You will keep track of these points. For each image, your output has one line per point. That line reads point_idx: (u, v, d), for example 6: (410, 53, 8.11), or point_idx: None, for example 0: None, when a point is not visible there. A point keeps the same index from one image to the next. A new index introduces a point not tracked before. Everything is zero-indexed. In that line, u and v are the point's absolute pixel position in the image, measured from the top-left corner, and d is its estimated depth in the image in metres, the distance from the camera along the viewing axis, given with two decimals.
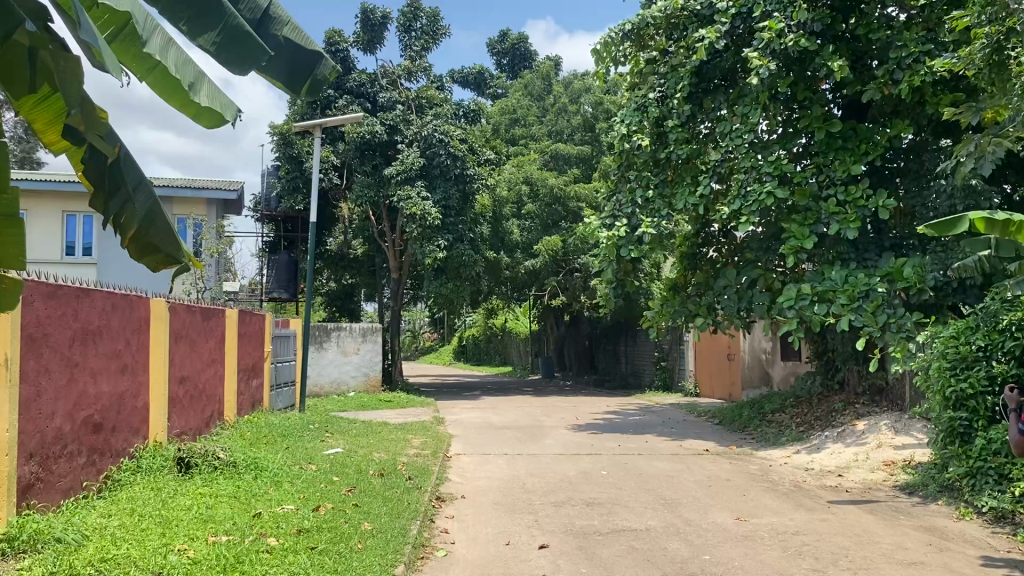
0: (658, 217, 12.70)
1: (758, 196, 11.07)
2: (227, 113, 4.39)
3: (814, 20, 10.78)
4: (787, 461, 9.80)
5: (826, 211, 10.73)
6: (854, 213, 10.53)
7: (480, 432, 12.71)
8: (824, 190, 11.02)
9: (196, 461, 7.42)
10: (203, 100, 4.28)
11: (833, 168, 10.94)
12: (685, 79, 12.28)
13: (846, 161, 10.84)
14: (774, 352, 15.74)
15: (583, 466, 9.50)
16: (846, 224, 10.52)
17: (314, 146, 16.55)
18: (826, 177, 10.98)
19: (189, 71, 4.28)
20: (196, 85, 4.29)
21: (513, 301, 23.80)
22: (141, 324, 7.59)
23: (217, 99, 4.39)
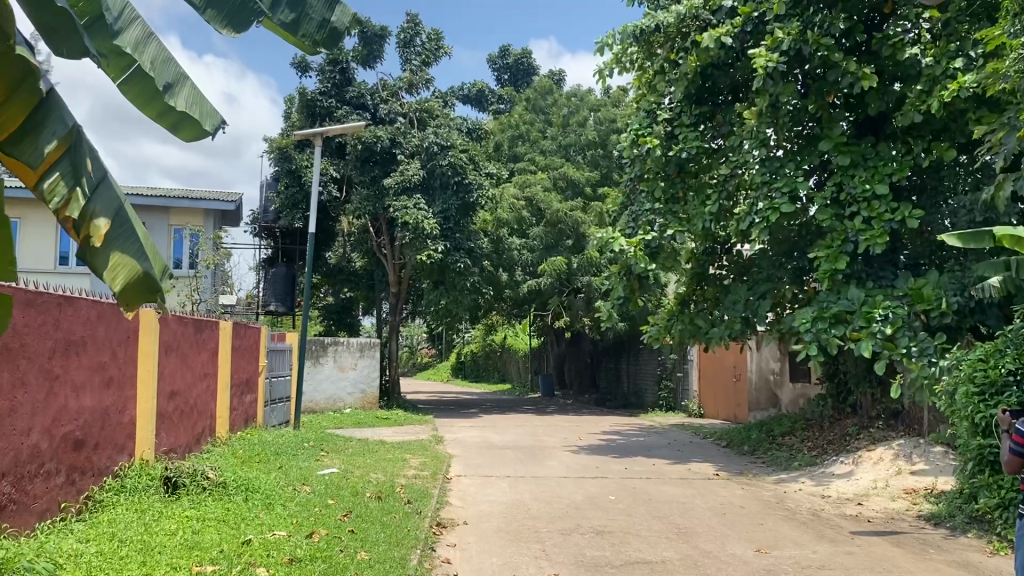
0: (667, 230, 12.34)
1: (767, 211, 10.81)
2: (205, 122, 4.16)
3: (833, 23, 10.47)
4: (802, 488, 9.40)
5: (853, 229, 10.30)
6: (881, 228, 10.09)
7: (481, 452, 12.33)
8: (847, 208, 10.56)
9: (184, 481, 7.02)
10: (179, 104, 4.07)
11: (852, 185, 10.49)
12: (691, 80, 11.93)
13: (869, 178, 10.40)
14: (782, 373, 15.19)
15: (589, 491, 9.12)
16: (873, 240, 10.07)
17: (314, 163, 16.25)
18: (848, 195, 10.52)
19: (169, 71, 4.09)
20: (173, 87, 4.08)
21: (513, 317, 23.45)
22: (129, 336, 7.19)
23: (196, 105, 4.16)
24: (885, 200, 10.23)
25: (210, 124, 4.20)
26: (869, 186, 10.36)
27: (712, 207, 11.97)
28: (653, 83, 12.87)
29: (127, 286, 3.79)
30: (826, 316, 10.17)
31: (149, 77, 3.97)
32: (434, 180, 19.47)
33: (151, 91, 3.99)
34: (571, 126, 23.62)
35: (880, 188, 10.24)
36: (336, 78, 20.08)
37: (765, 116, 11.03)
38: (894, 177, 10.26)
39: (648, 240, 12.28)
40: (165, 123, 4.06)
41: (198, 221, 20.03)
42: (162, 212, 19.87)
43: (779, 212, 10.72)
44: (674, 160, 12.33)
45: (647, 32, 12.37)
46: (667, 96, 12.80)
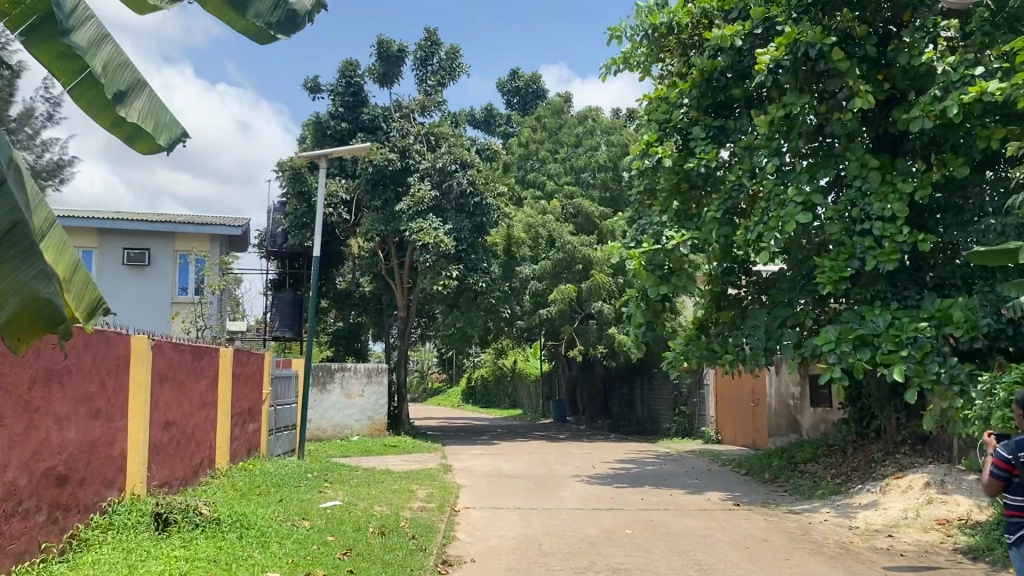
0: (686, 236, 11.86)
1: (780, 226, 10.44)
2: (160, 135, 3.92)
3: (843, 23, 10.27)
4: (827, 519, 8.94)
5: (863, 246, 9.95)
6: (892, 248, 9.69)
7: (490, 481, 11.92)
8: (859, 224, 10.19)
9: (175, 518, 6.60)
10: (132, 115, 3.82)
11: (868, 204, 10.08)
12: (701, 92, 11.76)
13: (887, 196, 9.95)
14: (802, 398, 14.70)
15: (603, 523, 8.72)
16: (882, 258, 9.74)
17: (320, 185, 15.93)
18: (861, 211, 10.12)
19: (123, 77, 3.82)
20: (126, 94, 3.82)
21: (523, 341, 23.05)
22: (119, 363, 6.88)
23: (151, 117, 3.91)
24: (900, 221, 9.78)
25: (167, 136, 3.95)
26: (886, 204, 9.90)
27: (715, 211, 11.58)
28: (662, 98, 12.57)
29: (17, 317, 3.11)
30: (850, 336, 9.74)
31: (100, 87, 3.71)
32: (447, 202, 19.17)
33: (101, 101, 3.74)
34: (583, 147, 23.45)
35: (896, 208, 9.78)
36: (349, 99, 20.30)
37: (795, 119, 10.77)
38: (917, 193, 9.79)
39: (650, 253, 11.93)
40: (118, 134, 3.83)
41: (205, 247, 19.71)
42: (167, 238, 19.64)
43: (792, 226, 10.35)
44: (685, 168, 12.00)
45: (659, 30, 12.50)
46: (678, 105, 12.33)
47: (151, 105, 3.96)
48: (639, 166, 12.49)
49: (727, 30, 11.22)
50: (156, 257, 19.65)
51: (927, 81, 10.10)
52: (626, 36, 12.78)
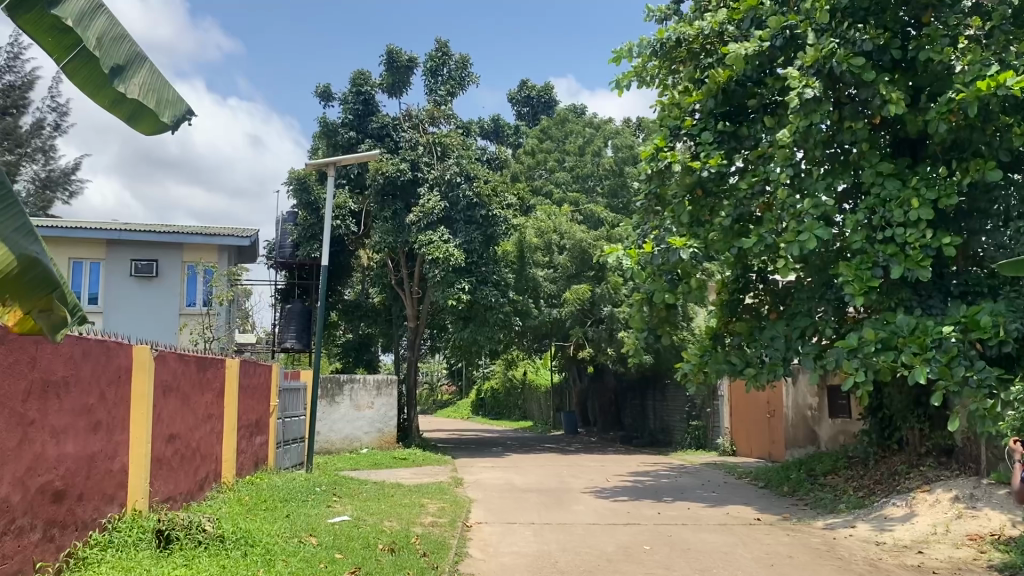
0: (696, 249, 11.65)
1: (794, 239, 10.12)
2: (163, 112, 3.89)
3: (867, 39, 9.90)
4: (852, 534, 8.63)
5: (885, 254, 9.63)
6: (919, 253, 9.43)
7: (502, 495, 11.65)
8: (881, 231, 9.85)
9: (178, 535, 6.38)
10: (132, 90, 3.77)
11: (888, 212, 9.75)
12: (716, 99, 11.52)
13: (908, 203, 9.62)
14: (820, 409, 14.37)
15: (620, 539, 8.42)
16: (908, 265, 9.45)
17: (329, 190, 15.66)
18: (883, 219, 9.76)
19: (120, 51, 3.79)
20: (125, 69, 3.78)
21: (534, 351, 22.78)
22: (120, 375, 6.67)
23: (153, 92, 3.87)
24: (925, 225, 9.48)
25: (170, 113, 3.93)
26: (909, 211, 9.58)
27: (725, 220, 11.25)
28: (675, 103, 12.34)
29: None
30: (873, 341, 9.48)
31: (96, 60, 3.67)
32: (457, 212, 18.94)
33: (100, 77, 3.70)
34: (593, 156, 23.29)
35: (922, 213, 9.47)
36: (358, 108, 20.04)
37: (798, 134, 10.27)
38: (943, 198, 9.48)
39: (651, 256, 11.82)
40: (120, 112, 3.78)
41: (212, 257, 19.50)
42: (175, 249, 19.48)
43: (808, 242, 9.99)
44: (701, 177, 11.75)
45: (667, 44, 12.32)
46: (691, 111, 12.18)
47: (152, 82, 3.92)
48: (648, 173, 12.41)
49: (746, 49, 10.93)
50: (165, 268, 19.48)
51: (945, 82, 9.82)
52: (635, 54, 12.59)
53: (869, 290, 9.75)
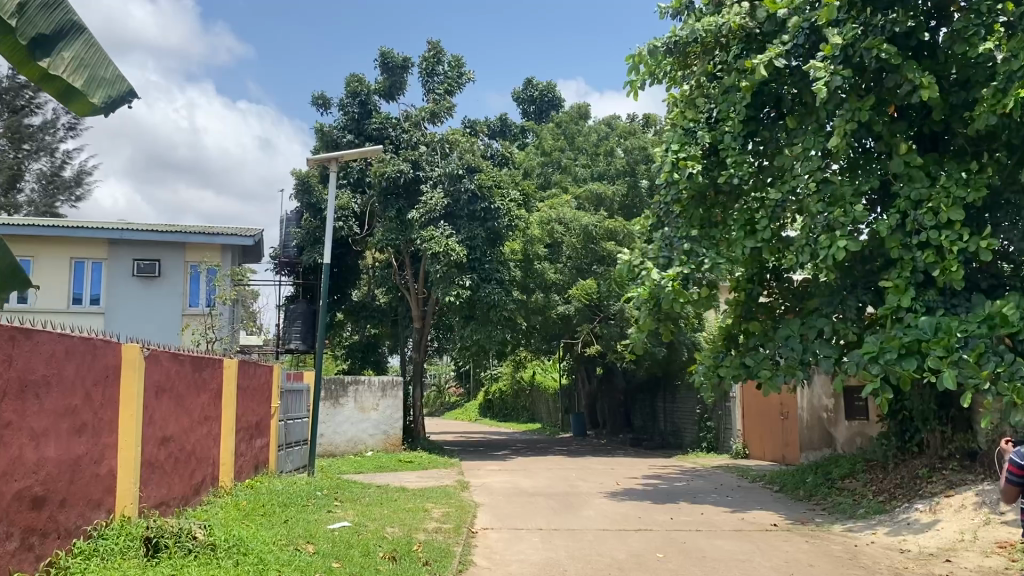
0: (708, 265, 11.45)
1: (832, 251, 9.74)
2: (95, 93, 3.40)
3: (896, 22, 9.57)
4: (874, 541, 8.26)
5: (924, 261, 9.27)
6: (954, 260, 9.02)
7: (509, 499, 11.31)
8: (914, 237, 9.48)
9: (167, 543, 6.05)
10: (59, 65, 3.33)
11: (921, 217, 9.35)
12: (744, 104, 11.02)
13: (938, 205, 9.25)
14: (837, 410, 13.97)
15: (631, 546, 8.07)
16: (945, 275, 9.06)
17: (330, 184, 15.16)
18: (914, 223, 9.41)
19: (48, 19, 3.36)
20: (51, 40, 3.35)
21: (542, 353, 22.41)
22: (108, 374, 6.36)
23: (82, 70, 3.40)
24: (959, 225, 9.10)
25: (105, 95, 3.43)
26: (940, 213, 9.21)
27: (763, 233, 10.91)
28: (692, 99, 12.00)
29: None
30: (896, 346, 9.12)
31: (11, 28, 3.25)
32: (460, 209, 18.63)
33: (21, 49, 3.31)
34: (601, 155, 22.96)
35: (953, 215, 9.07)
36: (356, 112, 19.92)
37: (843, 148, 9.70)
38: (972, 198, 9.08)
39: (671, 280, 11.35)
40: (50, 90, 3.34)
41: (216, 257, 19.20)
42: (178, 248, 19.20)
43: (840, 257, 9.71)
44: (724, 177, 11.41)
45: (681, 43, 11.82)
46: (709, 112, 11.87)
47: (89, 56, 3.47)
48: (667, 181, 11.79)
49: (770, 52, 10.39)
50: (167, 268, 19.19)
51: (978, 74, 9.39)
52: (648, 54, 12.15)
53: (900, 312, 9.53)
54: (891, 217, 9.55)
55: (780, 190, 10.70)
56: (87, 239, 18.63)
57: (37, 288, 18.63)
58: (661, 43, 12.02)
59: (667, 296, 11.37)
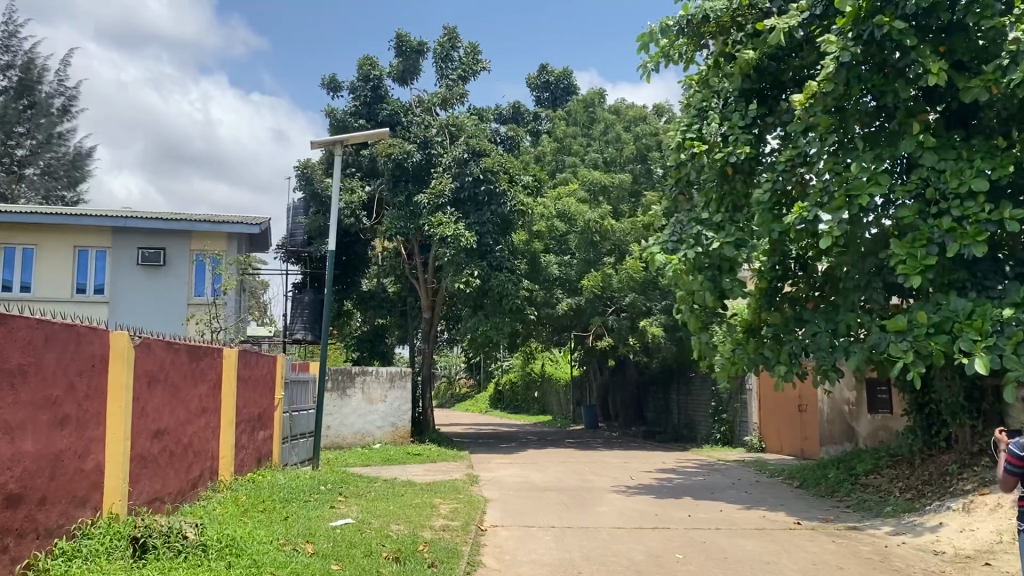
0: (727, 234, 10.78)
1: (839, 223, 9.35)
2: None
3: None
4: (906, 542, 7.82)
5: (940, 230, 8.78)
6: (976, 228, 8.54)
7: (520, 494, 10.92)
8: (934, 208, 9.02)
9: (155, 543, 5.66)
10: None
11: (942, 181, 8.96)
12: (742, 77, 10.81)
13: (961, 172, 8.87)
14: (859, 403, 13.51)
15: (649, 546, 7.66)
16: (968, 241, 8.53)
17: (336, 172, 14.63)
18: (935, 190, 8.99)
19: None
20: None
21: (553, 343, 22.08)
22: (95, 364, 6.00)
23: None
24: (982, 197, 8.66)
25: None
26: (961, 180, 8.83)
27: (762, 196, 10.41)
28: (707, 79, 11.46)
29: None
30: (925, 324, 8.90)
31: None
32: (468, 198, 18.27)
33: None
34: (613, 141, 22.52)
35: (976, 184, 8.66)
36: (367, 96, 19.44)
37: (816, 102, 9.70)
38: (998, 172, 8.64)
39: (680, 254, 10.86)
40: None
41: (221, 246, 18.87)
42: (184, 237, 18.86)
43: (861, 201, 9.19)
44: (721, 154, 10.90)
45: (694, 21, 11.41)
46: (721, 92, 11.38)
47: None
48: (676, 162, 11.55)
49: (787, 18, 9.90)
50: (172, 257, 18.86)
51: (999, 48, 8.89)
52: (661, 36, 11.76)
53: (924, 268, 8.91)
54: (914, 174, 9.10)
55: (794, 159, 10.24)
56: (92, 227, 18.30)
57: (40, 277, 18.32)
58: (673, 23, 11.58)
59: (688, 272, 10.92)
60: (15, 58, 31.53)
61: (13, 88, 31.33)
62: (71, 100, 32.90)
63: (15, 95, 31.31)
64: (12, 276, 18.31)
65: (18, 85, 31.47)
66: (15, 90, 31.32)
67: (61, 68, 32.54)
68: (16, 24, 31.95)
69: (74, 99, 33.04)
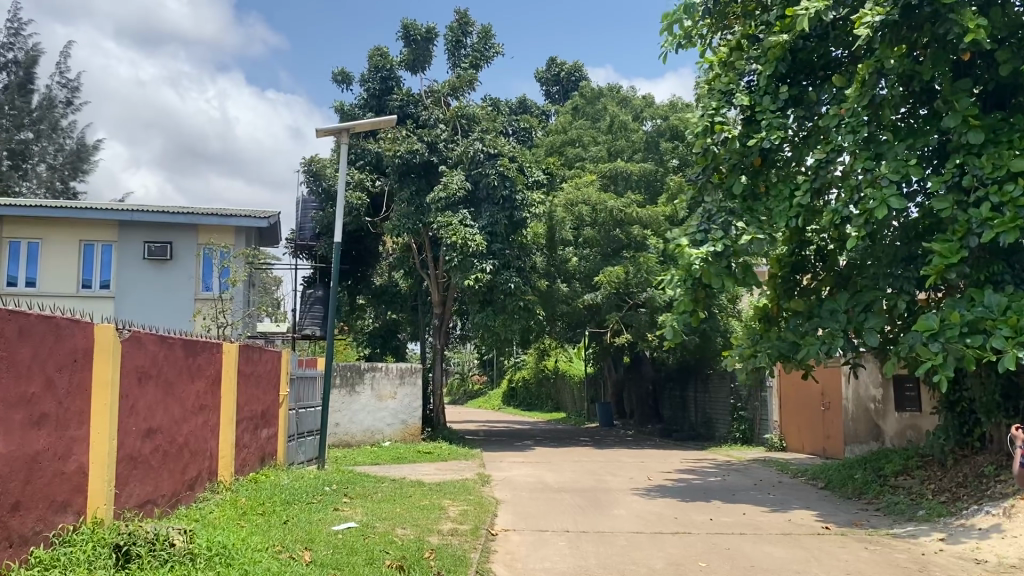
0: (754, 228, 10.34)
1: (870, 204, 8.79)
2: None
3: None
4: (942, 550, 7.36)
5: (978, 218, 8.28)
6: (1012, 214, 8.00)
7: (533, 495, 10.50)
8: (972, 196, 8.55)
9: (139, 551, 5.23)
10: None
11: (977, 167, 8.45)
12: (776, 59, 10.24)
13: (998, 155, 8.33)
14: (885, 402, 12.99)
15: (669, 553, 7.22)
16: (1001, 228, 7.98)
17: (341, 161, 14.04)
18: (972, 177, 8.49)
19: None
20: None
21: (566, 340, 21.62)
22: (77, 359, 5.62)
23: None
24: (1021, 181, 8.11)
25: None
26: (997, 163, 8.31)
27: (802, 198, 9.97)
28: (730, 61, 10.95)
29: None
30: (958, 322, 8.39)
31: None
32: (480, 193, 17.81)
33: None
34: (626, 132, 22.00)
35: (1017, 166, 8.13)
36: (377, 87, 19.21)
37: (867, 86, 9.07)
38: None
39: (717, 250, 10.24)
40: None
41: (228, 239, 18.51)
42: (192, 231, 18.54)
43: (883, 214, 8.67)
44: (754, 142, 10.37)
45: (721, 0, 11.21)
46: (748, 73, 10.76)
47: None
48: (703, 148, 10.77)
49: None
50: (179, 251, 18.52)
51: None
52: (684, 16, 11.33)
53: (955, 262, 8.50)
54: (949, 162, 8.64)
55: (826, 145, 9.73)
56: (98, 220, 17.99)
57: (44, 271, 18.02)
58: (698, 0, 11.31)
59: (712, 270, 10.26)
60: (22, 53, 31.46)
61: (16, 82, 31.11)
62: (74, 92, 32.69)
63: (20, 88, 31.12)
64: (18, 272, 18.08)
65: (21, 78, 31.29)
66: (18, 83, 31.10)
67: (64, 61, 32.35)
68: (20, 20, 31.84)
69: (76, 92, 32.79)
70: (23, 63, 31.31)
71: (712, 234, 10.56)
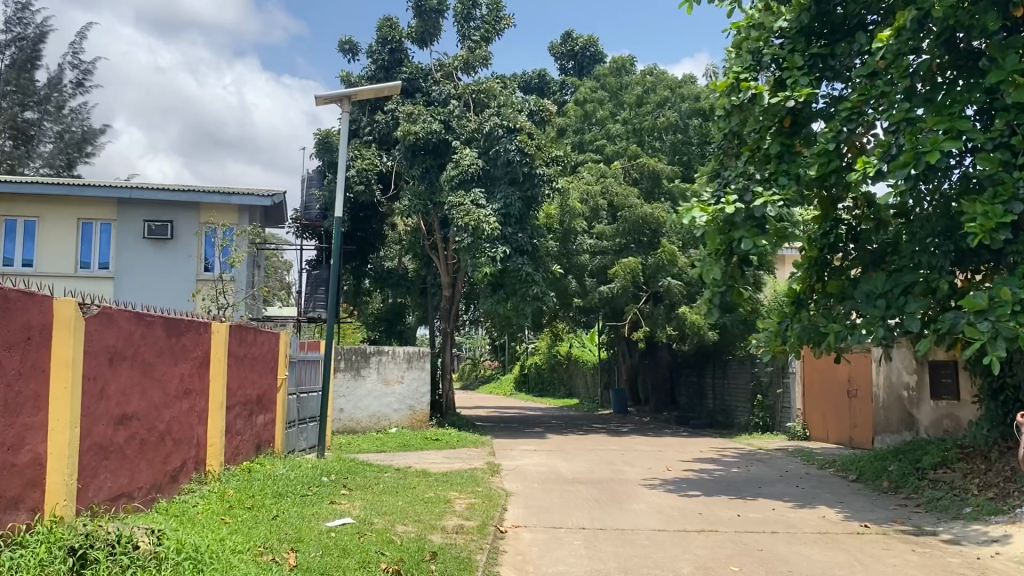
0: (787, 194, 9.57)
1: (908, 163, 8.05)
2: None
3: None
4: (1000, 554, 6.65)
5: None
6: None
7: (546, 487, 9.84)
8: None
9: (97, 556, 4.57)
10: None
11: None
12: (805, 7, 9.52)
13: None
14: (920, 389, 12.26)
15: (697, 555, 6.52)
16: None
17: (342, 130, 13.22)
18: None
19: None
20: None
21: (580, 325, 20.99)
22: (31, 336, 4.98)
23: None
24: None
25: None
26: None
27: (827, 159, 9.24)
28: (759, 19, 10.21)
29: None
30: (1011, 300, 7.62)
31: None
32: (497, 169, 17.04)
33: None
34: (643, 110, 21.17)
35: None
36: (386, 58, 18.47)
37: (908, 32, 8.46)
38: None
39: (730, 213, 9.58)
40: None
41: (230, 218, 17.87)
42: (193, 209, 17.90)
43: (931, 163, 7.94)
44: (786, 98, 9.60)
45: None
46: (777, 32, 10.07)
47: None
48: (726, 108, 10.27)
49: None
50: (180, 230, 17.89)
51: None
52: None
53: (990, 222, 7.76)
54: (999, 120, 7.93)
55: (862, 100, 8.98)
56: (96, 198, 17.38)
57: (40, 251, 17.44)
58: None
59: (741, 233, 9.51)
60: (28, 30, 30.58)
61: (21, 58, 30.42)
62: (86, 75, 32.01)
63: (24, 66, 30.36)
64: (14, 252, 17.55)
65: (25, 55, 30.45)
66: (25, 59, 30.37)
67: (73, 38, 31.63)
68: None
69: (82, 69, 31.98)
70: (31, 41, 30.60)
71: (745, 194, 9.80)
